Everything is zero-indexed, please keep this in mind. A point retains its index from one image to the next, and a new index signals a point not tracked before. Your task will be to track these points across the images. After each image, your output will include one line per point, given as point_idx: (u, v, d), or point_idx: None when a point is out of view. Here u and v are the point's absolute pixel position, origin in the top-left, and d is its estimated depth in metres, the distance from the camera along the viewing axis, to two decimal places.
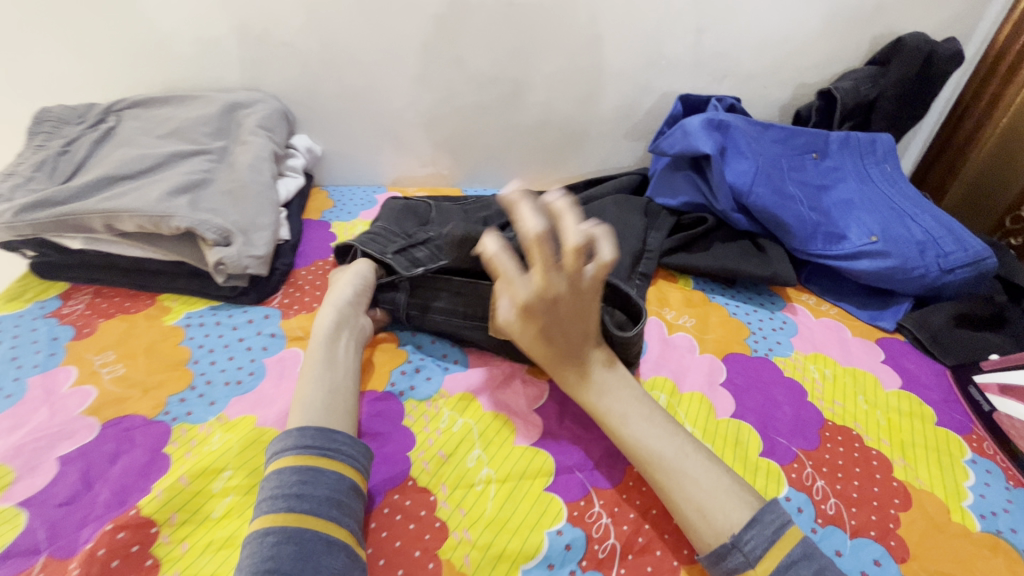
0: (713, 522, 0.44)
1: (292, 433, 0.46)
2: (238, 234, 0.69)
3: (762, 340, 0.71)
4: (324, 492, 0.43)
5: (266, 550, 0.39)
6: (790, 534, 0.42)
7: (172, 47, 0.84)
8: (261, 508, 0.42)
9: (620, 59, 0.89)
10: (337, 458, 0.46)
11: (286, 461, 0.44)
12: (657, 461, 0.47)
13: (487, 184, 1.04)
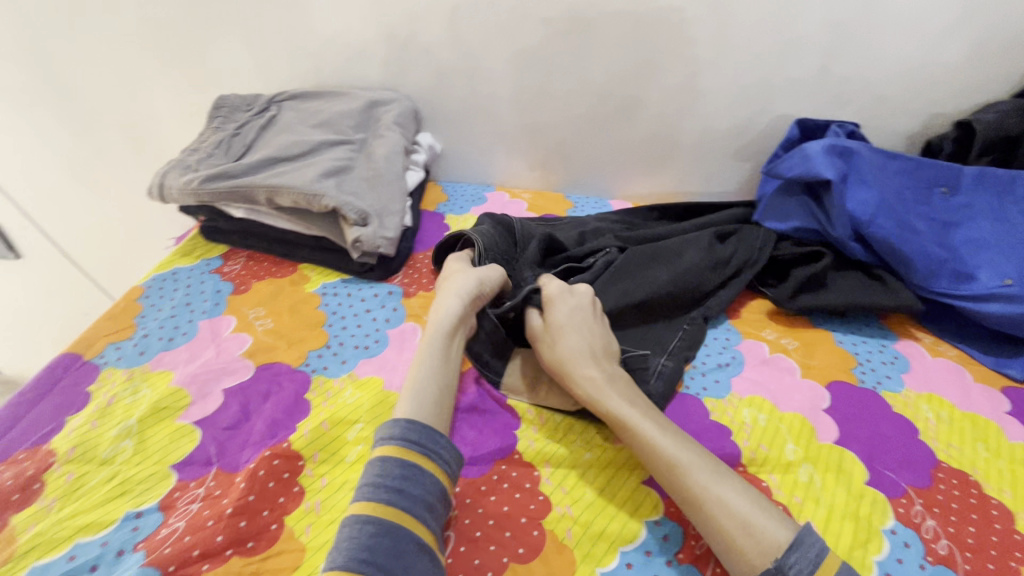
0: (758, 543, 0.43)
1: (399, 425, 0.49)
2: (374, 216, 0.77)
3: (870, 372, 0.69)
4: (419, 492, 0.45)
5: (364, 538, 0.41)
6: (829, 557, 0.42)
7: (328, 49, 0.96)
8: (360, 495, 0.44)
9: (741, 79, 0.90)
10: (435, 465, 0.48)
11: (392, 452, 0.47)
12: (687, 474, 0.47)
13: (590, 192, 1.08)
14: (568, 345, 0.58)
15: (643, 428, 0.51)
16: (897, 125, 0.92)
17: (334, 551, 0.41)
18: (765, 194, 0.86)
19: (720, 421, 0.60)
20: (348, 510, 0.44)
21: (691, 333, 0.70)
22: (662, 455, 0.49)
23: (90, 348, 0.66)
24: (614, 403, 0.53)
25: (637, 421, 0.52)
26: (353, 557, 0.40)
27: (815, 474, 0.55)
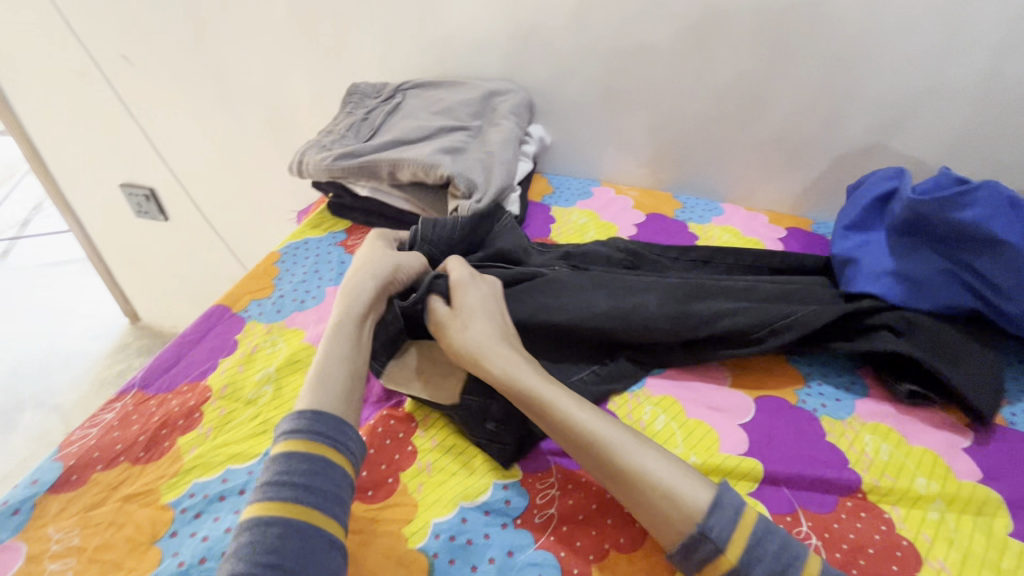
0: (682, 511, 0.43)
1: (306, 416, 0.46)
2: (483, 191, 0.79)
3: (1022, 413, 0.61)
4: (330, 487, 0.43)
5: (268, 540, 0.39)
6: (748, 512, 0.42)
7: (454, 41, 1.00)
8: (260, 493, 0.42)
9: (888, 79, 0.83)
10: (341, 455, 0.46)
11: (298, 446, 0.45)
12: (611, 452, 0.46)
13: (699, 193, 1.04)
14: (478, 330, 0.56)
15: (566, 407, 0.49)
16: None
17: (232, 558, 0.39)
18: (883, 256, 0.66)
19: (838, 444, 0.56)
20: (247, 512, 0.42)
21: (622, 364, 0.63)
22: (584, 433, 0.48)
23: (237, 302, 0.74)
24: (532, 382, 0.51)
25: (553, 399, 0.50)
26: (257, 562, 0.38)
27: (948, 514, 0.51)
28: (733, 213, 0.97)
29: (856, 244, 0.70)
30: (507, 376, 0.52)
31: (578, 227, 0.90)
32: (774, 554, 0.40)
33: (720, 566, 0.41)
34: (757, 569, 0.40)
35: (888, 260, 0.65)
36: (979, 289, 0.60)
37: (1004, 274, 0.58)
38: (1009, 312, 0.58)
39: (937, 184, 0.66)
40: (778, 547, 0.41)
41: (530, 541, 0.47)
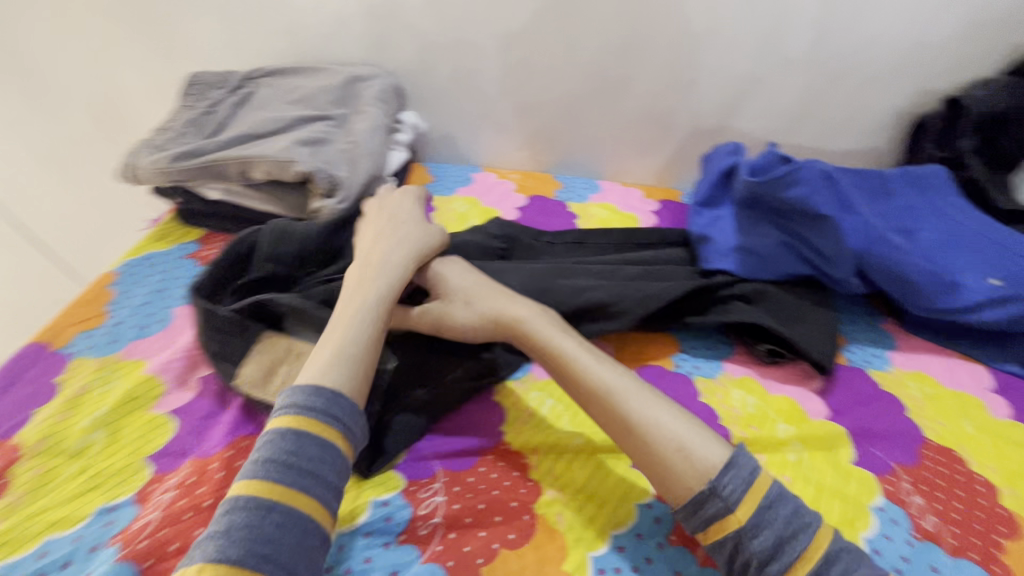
0: (694, 466, 0.44)
1: (323, 396, 0.46)
2: (347, 186, 0.74)
3: (856, 351, 0.69)
4: (333, 477, 0.43)
5: (265, 530, 0.39)
6: (763, 475, 0.43)
7: (306, 22, 0.91)
8: (261, 469, 0.42)
9: (733, 54, 0.88)
10: (349, 447, 0.46)
11: (313, 429, 0.44)
12: (626, 403, 0.48)
13: (578, 172, 1.06)
14: (484, 294, 0.58)
15: (581, 364, 0.51)
16: (888, 102, 0.91)
17: (227, 541, 0.38)
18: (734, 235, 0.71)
19: (710, 403, 0.60)
20: (242, 486, 0.41)
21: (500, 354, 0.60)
22: (592, 383, 0.50)
23: (58, 336, 0.63)
24: (548, 336, 0.54)
25: (567, 348, 0.53)
26: (255, 553, 0.38)
27: (804, 454, 0.55)
28: (610, 189, 0.99)
29: (710, 225, 0.74)
30: (524, 330, 0.55)
31: (460, 216, 0.88)
32: (784, 518, 0.41)
33: (723, 525, 0.42)
34: (765, 530, 0.41)
35: (737, 238, 0.70)
36: (808, 258, 0.68)
37: (827, 244, 0.67)
38: (834, 275, 0.67)
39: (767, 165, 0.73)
40: (789, 513, 0.42)
41: (416, 556, 0.44)
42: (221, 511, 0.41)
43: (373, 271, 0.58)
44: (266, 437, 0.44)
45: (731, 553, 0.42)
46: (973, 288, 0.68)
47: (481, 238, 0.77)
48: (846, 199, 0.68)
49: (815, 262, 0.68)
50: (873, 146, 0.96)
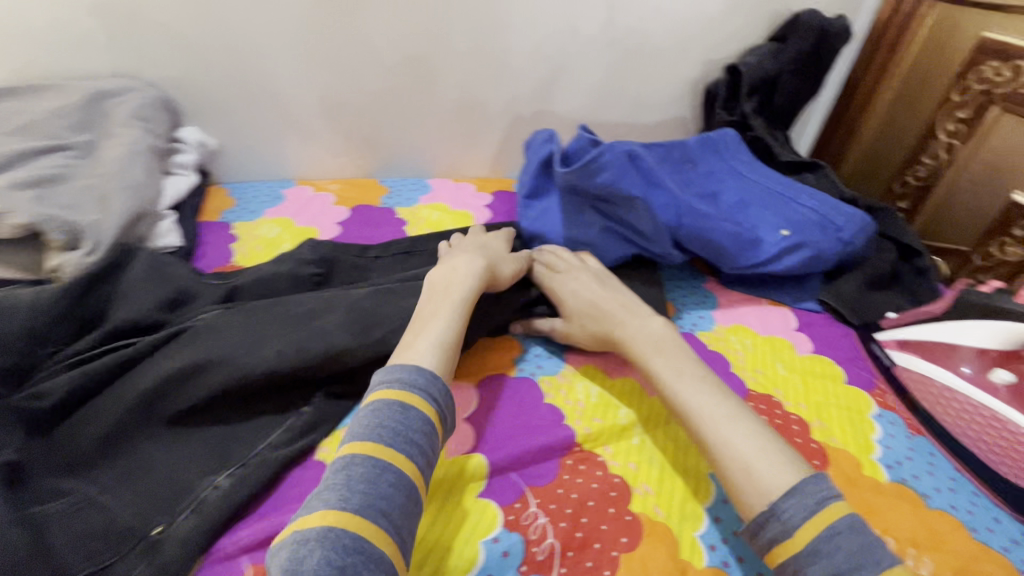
0: (756, 484, 0.44)
1: (423, 374, 0.47)
2: (92, 233, 0.60)
3: (684, 316, 0.73)
4: (434, 453, 0.44)
5: (383, 488, 0.40)
6: (838, 505, 0.41)
7: (17, 28, 0.72)
8: (373, 433, 0.42)
9: (535, 37, 0.87)
10: (443, 429, 0.47)
11: (413, 401, 0.45)
12: (704, 419, 0.49)
13: (407, 172, 0.99)
14: (610, 312, 0.60)
15: (670, 385, 0.52)
16: (683, 73, 0.97)
17: (344, 489, 0.39)
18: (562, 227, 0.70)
19: (555, 403, 0.58)
20: (355, 446, 0.42)
21: (318, 407, 0.53)
22: (678, 401, 0.51)
23: None
24: (645, 354, 0.56)
25: (659, 369, 0.54)
26: (368, 505, 0.39)
27: (646, 435, 0.55)
28: (441, 187, 0.95)
29: (539, 219, 0.72)
30: (620, 338, 0.58)
31: (270, 242, 0.77)
32: (847, 551, 0.38)
33: (781, 550, 0.41)
34: (821, 558, 0.39)
35: (566, 231, 0.70)
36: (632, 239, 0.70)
37: (641, 223, 0.68)
38: (654, 251, 0.70)
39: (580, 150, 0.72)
40: (856, 546, 0.39)
41: None
42: (332, 463, 0.42)
43: (458, 270, 0.59)
44: (370, 407, 0.45)
45: None
46: (772, 240, 0.75)
47: (289, 266, 0.67)
48: (654, 177, 0.71)
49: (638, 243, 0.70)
50: (679, 116, 1.02)
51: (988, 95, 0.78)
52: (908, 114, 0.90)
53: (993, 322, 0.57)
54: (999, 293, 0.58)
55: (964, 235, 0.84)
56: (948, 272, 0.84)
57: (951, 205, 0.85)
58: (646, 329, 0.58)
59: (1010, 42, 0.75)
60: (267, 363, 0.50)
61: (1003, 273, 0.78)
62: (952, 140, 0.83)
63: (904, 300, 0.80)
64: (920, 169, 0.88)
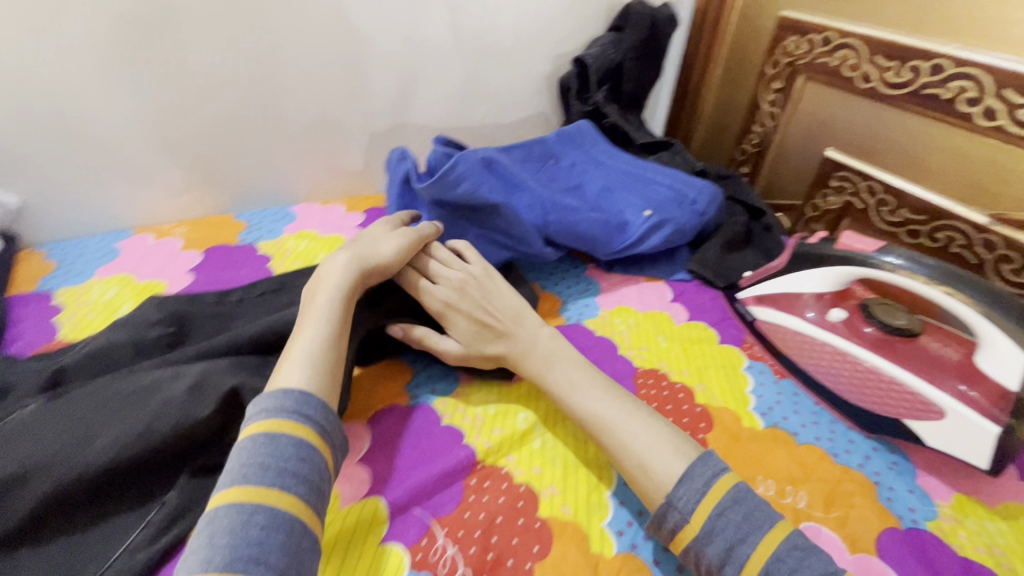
0: (654, 481, 0.46)
1: (293, 396, 0.44)
2: None
3: (570, 307, 0.74)
4: (314, 476, 0.41)
5: (251, 533, 0.36)
6: (723, 480, 0.44)
7: None
8: (238, 475, 0.39)
9: (379, 47, 0.85)
10: (329, 451, 0.44)
11: (281, 427, 0.42)
12: (603, 424, 0.50)
13: (267, 203, 0.92)
14: (501, 328, 0.58)
15: (569, 398, 0.53)
16: (536, 68, 0.99)
17: (208, 546, 0.35)
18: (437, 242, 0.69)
19: (453, 422, 0.56)
20: (221, 495, 0.38)
21: (184, 487, 0.46)
22: (579, 411, 0.52)
23: None
24: (539, 372, 0.56)
25: (557, 381, 0.54)
26: (239, 554, 0.35)
27: (547, 435, 0.56)
28: (306, 214, 0.88)
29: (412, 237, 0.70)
30: (517, 359, 0.57)
31: (105, 307, 0.67)
32: (735, 524, 0.42)
33: (683, 534, 0.43)
34: (717, 536, 0.42)
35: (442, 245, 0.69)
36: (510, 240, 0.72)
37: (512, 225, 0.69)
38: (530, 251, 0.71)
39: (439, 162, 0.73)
40: (740, 518, 0.42)
41: None
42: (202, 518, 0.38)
43: (332, 270, 0.56)
44: (237, 447, 0.41)
45: (693, 561, 0.43)
46: (637, 219, 0.80)
47: (129, 332, 0.58)
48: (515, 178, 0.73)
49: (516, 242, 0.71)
50: (540, 111, 1.05)
51: (793, 67, 0.87)
52: (734, 87, 1.00)
53: (821, 268, 0.63)
54: (822, 241, 0.64)
55: (793, 194, 0.93)
56: (789, 226, 0.94)
57: (782, 167, 0.94)
58: (537, 343, 0.58)
59: (802, 18, 0.84)
60: (105, 456, 0.44)
61: (829, 220, 0.87)
62: (773, 109, 0.92)
63: (758, 258, 0.88)
64: (754, 136, 0.97)
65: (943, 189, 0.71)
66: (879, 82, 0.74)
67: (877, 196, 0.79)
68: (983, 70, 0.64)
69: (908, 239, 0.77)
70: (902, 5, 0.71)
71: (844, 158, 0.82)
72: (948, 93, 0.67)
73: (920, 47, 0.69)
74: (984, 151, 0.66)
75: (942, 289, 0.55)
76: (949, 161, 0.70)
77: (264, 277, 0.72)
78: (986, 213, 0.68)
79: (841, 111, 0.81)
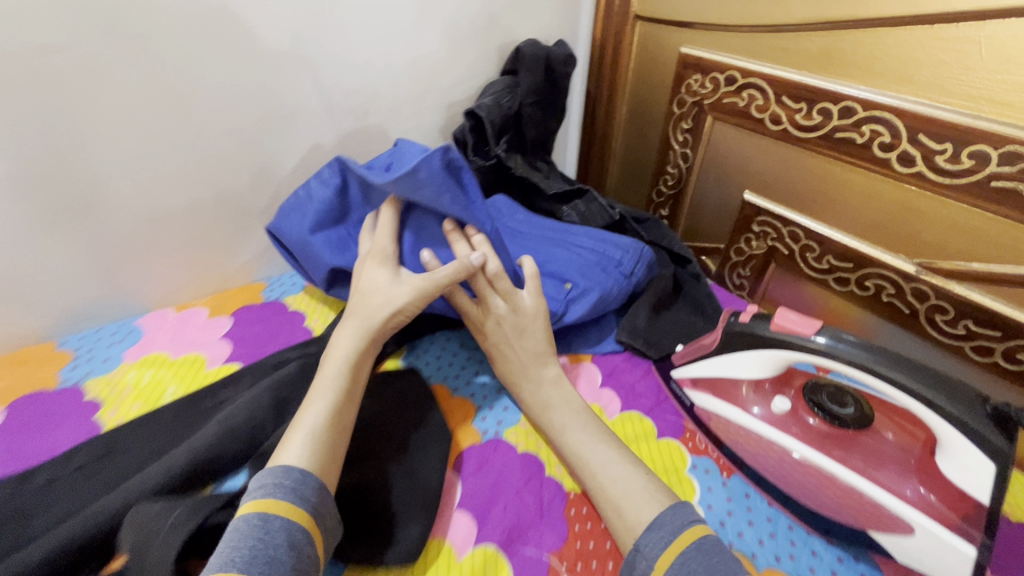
0: (624, 520, 0.48)
1: (291, 474, 0.43)
2: None
3: (488, 414, 0.64)
4: (299, 564, 0.39)
5: None
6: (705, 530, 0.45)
7: None
8: (227, 558, 0.37)
9: (228, 119, 0.70)
10: (321, 537, 0.43)
11: (278, 507, 0.41)
12: (589, 468, 0.53)
13: (107, 317, 0.74)
14: (521, 364, 0.63)
15: (565, 440, 0.56)
16: (425, 122, 0.88)
17: None
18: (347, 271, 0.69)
19: None
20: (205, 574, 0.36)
21: None
22: (573, 452, 0.55)
23: None
24: (539, 411, 0.60)
25: (552, 421, 0.58)
26: None
27: None
28: (157, 328, 0.72)
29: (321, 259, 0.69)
30: (526, 402, 0.61)
31: None
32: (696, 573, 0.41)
33: None
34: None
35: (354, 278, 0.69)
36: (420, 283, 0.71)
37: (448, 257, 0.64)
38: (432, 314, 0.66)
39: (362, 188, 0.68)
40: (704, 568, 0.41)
41: None
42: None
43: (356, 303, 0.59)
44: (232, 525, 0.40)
45: None
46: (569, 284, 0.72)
47: None
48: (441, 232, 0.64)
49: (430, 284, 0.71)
50: None
51: (700, 106, 0.80)
52: (643, 126, 0.94)
53: (756, 352, 0.56)
54: (754, 319, 0.57)
55: (715, 237, 0.87)
56: (714, 271, 0.88)
57: (701, 209, 0.87)
58: (544, 388, 0.61)
59: (702, 55, 0.77)
60: None
61: (755, 266, 0.82)
62: (684, 150, 0.85)
63: (691, 314, 0.81)
64: (669, 177, 0.91)
65: (866, 235, 0.67)
66: (789, 124, 0.69)
67: (801, 242, 0.74)
68: (894, 114, 0.58)
69: (837, 287, 0.72)
70: (804, 44, 0.65)
71: (762, 203, 0.76)
72: (861, 137, 0.62)
73: (823, 87, 0.64)
74: (903, 198, 0.62)
75: (886, 379, 0.47)
76: (869, 207, 0.65)
77: (86, 439, 0.56)
78: (913, 261, 0.63)
79: (753, 154, 0.76)
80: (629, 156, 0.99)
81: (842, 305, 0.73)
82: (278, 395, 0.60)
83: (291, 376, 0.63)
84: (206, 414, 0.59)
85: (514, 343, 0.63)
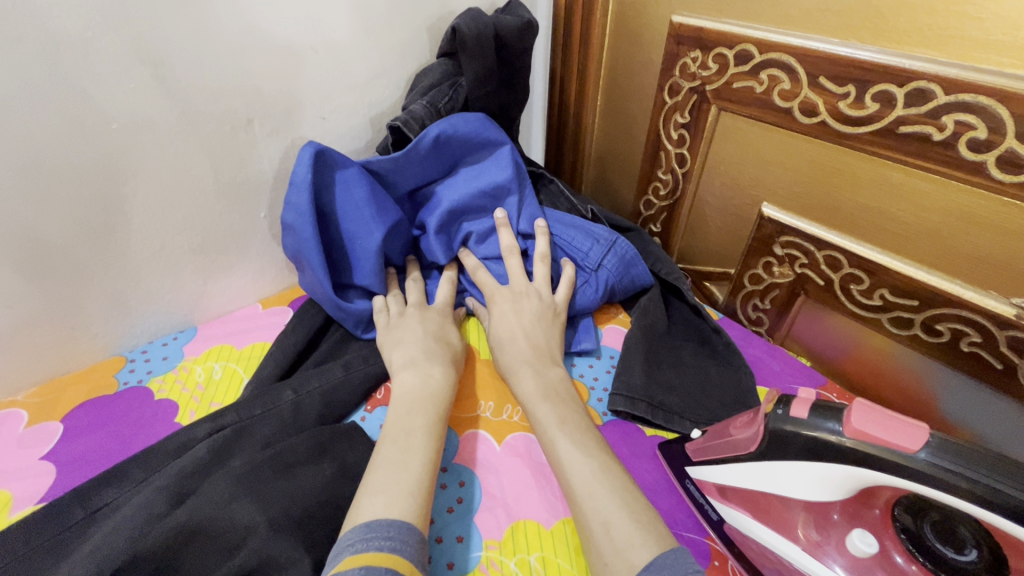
0: (614, 542, 0.38)
1: (393, 530, 0.38)
2: None
3: (434, 553, 0.44)
4: None
5: None
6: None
7: None
8: None
9: (22, 141, 0.47)
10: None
11: (384, 561, 0.35)
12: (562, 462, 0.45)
13: None
14: (528, 355, 0.56)
15: (556, 438, 0.47)
16: (340, 130, 0.66)
17: None
18: (336, 222, 0.62)
19: None
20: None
21: None
22: (550, 449, 0.46)
23: None
24: (530, 400, 0.51)
25: (544, 416, 0.49)
26: None
27: None
28: None
29: (321, 191, 0.60)
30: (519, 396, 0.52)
31: None
32: None
33: None
34: None
35: (337, 233, 0.62)
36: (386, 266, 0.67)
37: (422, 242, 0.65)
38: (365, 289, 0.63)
39: (408, 161, 0.63)
40: None
41: None
42: None
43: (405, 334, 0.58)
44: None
45: None
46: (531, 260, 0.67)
47: None
48: (522, 188, 0.68)
49: (395, 267, 0.68)
50: None
51: (700, 93, 0.61)
52: (624, 117, 0.74)
53: (822, 465, 0.38)
54: (815, 412, 0.38)
55: (720, 258, 0.69)
56: (723, 300, 0.70)
57: (704, 225, 0.69)
58: (550, 379, 0.53)
59: (702, 25, 0.58)
60: None
61: (777, 297, 0.64)
62: (680, 150, 0.66)
63: (697, 351, 0.64)
64: (660, 184, 0.72)
65: (939, 264, 0.49)
66: (828, 115, 0.50)
67: (843, 271, 0.56)
68: (996, 99, 0.40)
69: (894, 329, 0.54)
70: (851, 2, 0.46)
71: (788, 220, 0.58)
72: (940, 132, 0.44)
73: (883, 65, 0.45)
74: (998, 219, 0.44)
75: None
76: (944, 229, 0.47)
77: None
78: (1010, 302, 0.45)
79: (772, 154, 0.57)
80: (608, 157, 0.80)
81: (899, 352, 0.55)
82: (180, 491, 0.46)
83: (202, 461, 0.48)
84: (67, 536, 0.43)
85: (530, 333, 0.57)
